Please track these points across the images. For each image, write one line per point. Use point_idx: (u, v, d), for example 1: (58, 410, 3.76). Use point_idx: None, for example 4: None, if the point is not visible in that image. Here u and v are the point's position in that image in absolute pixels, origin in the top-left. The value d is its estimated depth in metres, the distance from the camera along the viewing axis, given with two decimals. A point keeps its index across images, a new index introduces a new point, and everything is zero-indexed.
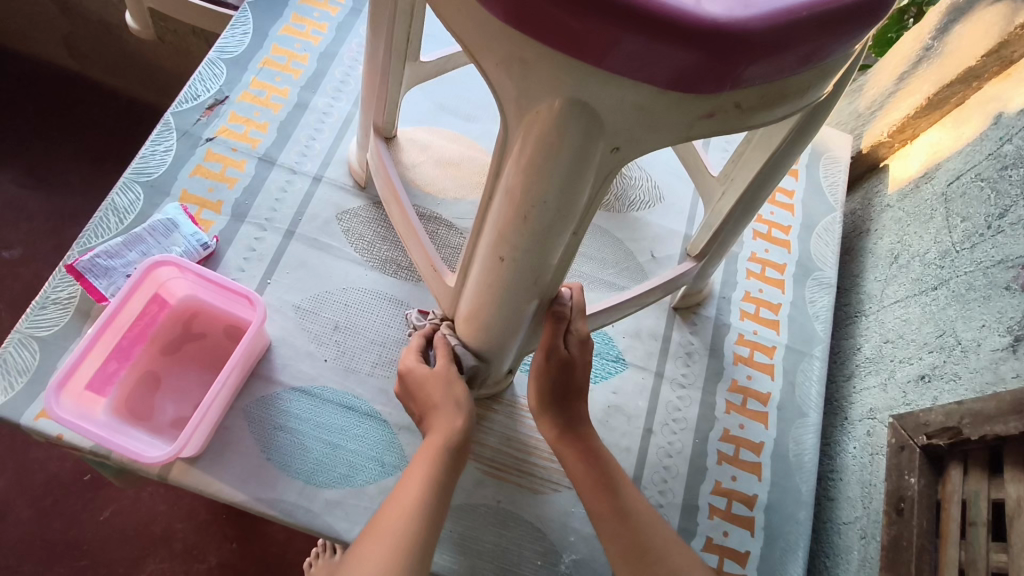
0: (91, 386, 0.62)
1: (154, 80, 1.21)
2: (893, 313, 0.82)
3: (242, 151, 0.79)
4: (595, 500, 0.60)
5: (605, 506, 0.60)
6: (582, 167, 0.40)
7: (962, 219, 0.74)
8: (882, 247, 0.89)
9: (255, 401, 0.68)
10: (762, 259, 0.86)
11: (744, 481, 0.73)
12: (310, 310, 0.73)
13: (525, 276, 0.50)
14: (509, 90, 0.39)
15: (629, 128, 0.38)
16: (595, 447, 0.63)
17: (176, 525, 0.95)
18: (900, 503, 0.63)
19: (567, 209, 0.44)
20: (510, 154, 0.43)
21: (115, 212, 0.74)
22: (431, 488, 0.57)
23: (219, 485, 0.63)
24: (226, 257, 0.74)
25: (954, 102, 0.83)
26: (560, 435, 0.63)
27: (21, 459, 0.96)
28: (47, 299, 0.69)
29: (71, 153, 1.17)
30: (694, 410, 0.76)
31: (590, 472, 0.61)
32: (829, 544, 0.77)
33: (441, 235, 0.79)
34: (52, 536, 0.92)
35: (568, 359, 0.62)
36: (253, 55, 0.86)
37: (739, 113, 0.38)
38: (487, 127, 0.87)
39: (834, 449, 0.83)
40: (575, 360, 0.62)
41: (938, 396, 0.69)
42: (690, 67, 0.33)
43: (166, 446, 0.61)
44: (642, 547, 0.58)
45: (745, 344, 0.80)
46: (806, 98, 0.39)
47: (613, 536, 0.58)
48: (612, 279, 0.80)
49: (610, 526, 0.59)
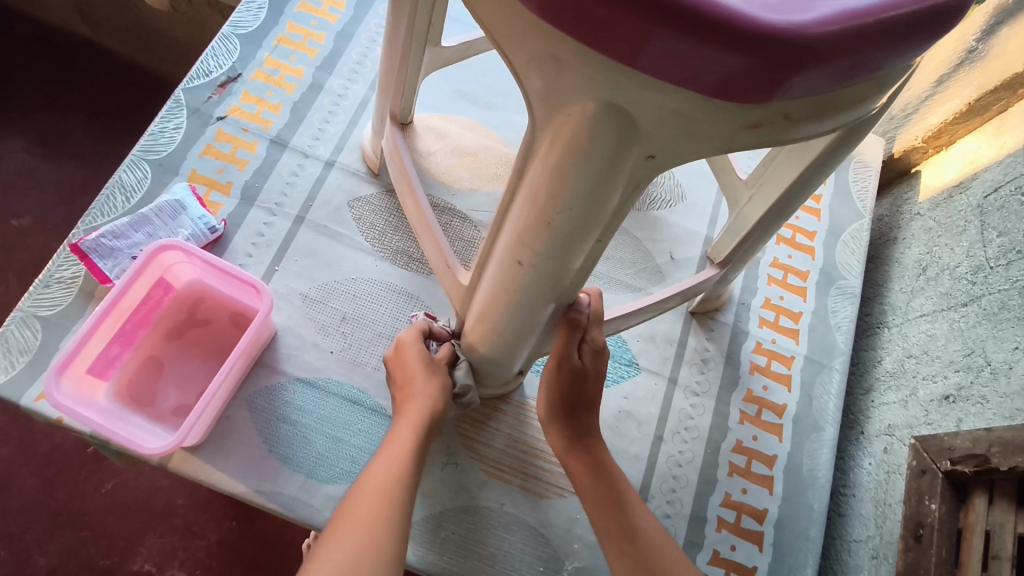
0: (93, 370, 0.61)
1: (169, 50, 1.18)
2: (918, 328, 0.79)
3: (254, 132, 0.77)
4: (602, 517, 0.58)
5: (610, 524, 0.58)
6: (612, 174, 0.38)
7: (998, 234, 0.71)
8: (910, 257, 0.86)
9: (259, 390, 0.66)
10: (785, 264, 0.83)
11: (755, 494, 0.71)
12: (318, 300, 0.71)
13: (543, 281, 0.48)
14: (538, 88, 0.36)
15: (665, 135, 0.36)
16: (603, 460, 0.62)
17: (178, 502, 0.94)
18: (919, 530, 0.62)
19: (593, 216, 0.41)
20: (534, 156, 0.40)
21: (122, 190, 0.72)
22: (392, 478, 0.55)
23: (219, 476, 0.62)
24: (233, 242, 0.72)
25: (995, 109, 0.79)
26: (567, 447, 0.62)
27: (25, 430, 0.95)
28: (50, 278, 0.67)
29: (83, 122, 1.15)
30: (707, 419, 0.74)
31: (596, 487, 0.60)
32: (838, 560, 0.75)
33: (455, 227, 0.76)
34: (54, 507, 0.91)
35: (581, 368, 0.60)
36: (268, 32, 0.83)
37: (787, 125, 0.35)
38: (506, 116, 0.84)
39: (848, 463, 0.81)
40: (589, 371, 0.61)
41: (963, 418, 0.66)
42: (739, 74, 0.30)
43: (167, 434, 0.60)
44: (648, 567, 0.56)
45: (763, 353, 0.78)
46: (857, 111, 0.37)
47: (619, 555, 0.57)
48: (628, 280, 0.78)
49: (617, 544, 0.57)
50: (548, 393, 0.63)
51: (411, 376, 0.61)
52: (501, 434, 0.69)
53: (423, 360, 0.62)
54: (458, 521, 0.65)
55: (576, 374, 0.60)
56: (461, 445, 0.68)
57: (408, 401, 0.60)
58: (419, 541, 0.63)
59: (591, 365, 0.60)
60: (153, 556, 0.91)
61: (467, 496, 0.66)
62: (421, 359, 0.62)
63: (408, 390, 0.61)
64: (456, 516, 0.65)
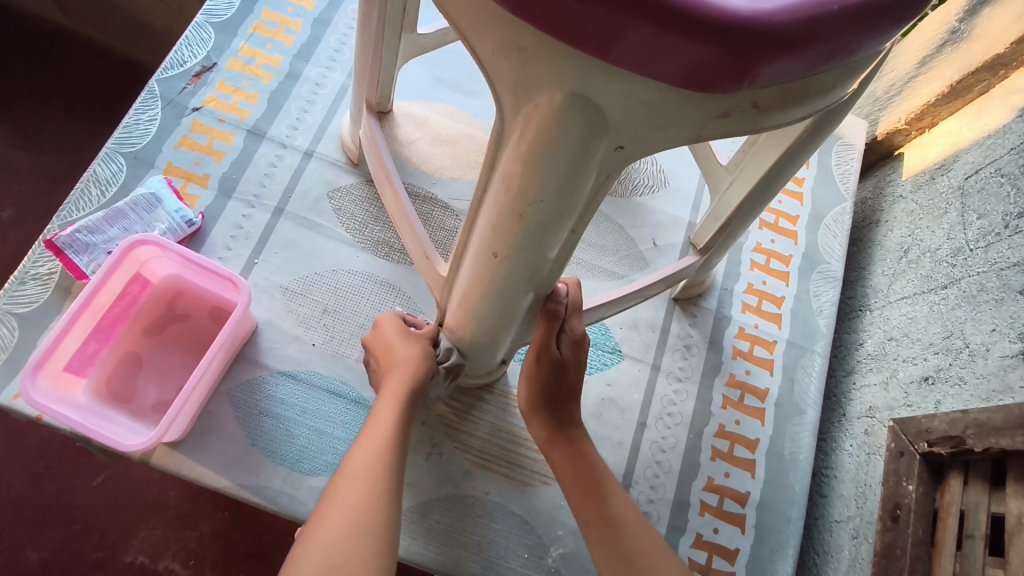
0: (71, 367, 0.60)
1: (146, 38, 1.16)
2: (899, 310, 0.80)
3: (230, 123, 0.76)
4: (583, 507, 0.59)
5: (591, 513, 0.59)
6: (583, 165, 0.37)
7: (978, 217, 0.71)
8: (892, 240, 0.87)
9: (240, 384, 0.66)
10: (767, 249, 0.83)
11: (737, 477, 0.72)
12: (298, 293, 0.70)
13: (520, 271, 0.48)
14: (506, 78, 0.35)
15: (634, 126, 0.35)
16: (585, 451, 0.62)
17: (168, 494, 0.94)
18: (896, 510, 0.63)
19: (566, 206, 0.41)
20: (505, 146, 0.40)
21: (97, 183, 0.71)
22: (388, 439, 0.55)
23: (202, 470, 0.62)
24: (212, 235, 0.71)
25: (977, 91, 0.79)
26: (551, 439, 0.62)
27: (11, 425, 0.95)
28: (26, 275, 0.66)
29: (62, 112, 1.13)
30: (690, 405, 0.74)
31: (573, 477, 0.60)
32: (819, 541, 0.76)
33: (436, 217, 0.76)
34: (45, 501, 0.91)
35: (561, 361, 0.60)
36: (243, 20, 0.81)
37: (756, 113, 0.35)
38: (487, 103, 0.83)
39: (830, 445, 0.81)
40: (570, 360, 0.61)
41: (941, 399, 0.67)
42: (706, 64, 0.30)
43: (148, 430, 0.60)
44: (628, 553, 0.56)
45: (745, 337, 0.78)
46: (828, 98, 0.37)
47: (600, 542, 0.57)
48: (611, 267, 0.78)
49: (597, 532, 0.58)
50: (530, 382, 0.63)
51: (393, 346, 0.61)
52: (485, 423, 0.70)
53: (402, 331, 0.63)
54: (443, 510, 0.65)
55: (559, 365, 0.61)
56: (445, 434, 0.68)
57: (390, 365, 0.61)
58: (403, 530, 0.63)
59: (573, 357, 0.60)
60: (145, 549, 0.91)
61: (451, 485, 0.66)
62: (399, 332, 0.62)
63: (390, 357, 0.61)
64: (440, 505, 0.65)
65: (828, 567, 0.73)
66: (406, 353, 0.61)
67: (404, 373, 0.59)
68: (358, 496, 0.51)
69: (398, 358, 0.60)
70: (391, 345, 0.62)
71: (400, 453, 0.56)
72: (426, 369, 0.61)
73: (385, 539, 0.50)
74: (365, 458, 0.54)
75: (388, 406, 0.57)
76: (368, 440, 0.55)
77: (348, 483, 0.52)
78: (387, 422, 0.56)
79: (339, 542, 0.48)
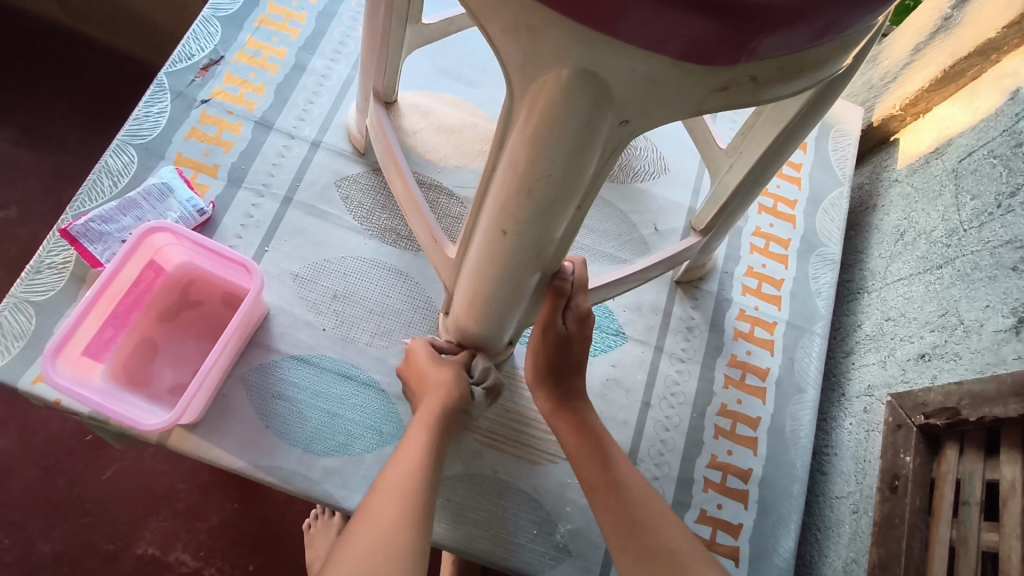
0: (88, 351, 0.62)
1: (149, 36, 1.17)
2: (896, 291, 0.81)
3: (239, 114, 0.77)
4: (587, 472, 0.61)
5: (595, 479, 0.60)
6: (590, 140, 0.39)
7: (972, 197, 0.73)
8: (888, 223, 0.88)
9: (254, 368, 0.67)
10: (766, 233, 0.85)
11: (740, 455, 0.73)
12: (309, 279, 0.72)
13: (528, 249, 0.49)
14: (515, 56, 0.37)
15: (639, 101, 0.37)
16: (589, 420, 0.64)
17: (179, 485, 0.96)
18: (895, 481, 0.64)
19: (573, 182, 0.42)
20: (514, 125, 0.41)
21: (109, 174, 0.72)
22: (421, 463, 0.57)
23: (218, 451, 0.64)
24: (222, 223, 0.73)
25: (970, 75, 0.81)
26: (555, 409, 0.64)
27: (23, 419, 0.96)
28: (42, 264, 0.68)
29: (65, 111, 1.14)
30: (692, 385, 0.76)
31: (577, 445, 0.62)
32: (820, 517, 0.78)
33: (442, 204, 0.77)
34: (57, 494, 0.93)
35: (566, 335, 0.62)
36: (249, 14, 0.83)
37: (754, 86, 0.36)
38: (490, 93, 0.85)
39: (830, 424, 0.83)
40: (575, 335, 0.63)
41: (937, 375, 0.69)
42: (707, 37, 0.32)
43: (165, 413, 0.61)
44: (631, 518, 0.58)
45: (746, 319, 0.80)
46: (823, 72, 0.38)
47: (604, 507, 0.59)
48: (614, 252, 0.79)
49: (601, 497, 0.59)
50: (536, 358, 0.65)
51: (425, 371, 0.63)
52: (494, 404, 0.71)
53: (432, 356, 0.65)
54: (453, 488, 0.67)
55: (564, 340, 0.63)
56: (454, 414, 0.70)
57: (424, 390, 0.63)
58: None
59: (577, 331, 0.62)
60: (157, 539, 0.93)
61: (461, 464, 0.68)
62: (430, 357, 0.64)
63: (423, 382, 0.63)
64: (450, 484, 0.67)
65: (830, 542, 0.74)
66: (441, 379, 0.63)
67: (438, 399, 0.62)
68: (388, 515, 0.52)
69: (431, 382, 0.62)
70: (426, 371, 0.63)
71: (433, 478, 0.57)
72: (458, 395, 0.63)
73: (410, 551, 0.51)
74: (398, 477, 0.55)
75: (421, 430, 0.60)
76: (398, 460, 0.57)
77: (380, 502, 0.53)
78: (419, 445, 0.58)
79: (367, 558, 0.49)
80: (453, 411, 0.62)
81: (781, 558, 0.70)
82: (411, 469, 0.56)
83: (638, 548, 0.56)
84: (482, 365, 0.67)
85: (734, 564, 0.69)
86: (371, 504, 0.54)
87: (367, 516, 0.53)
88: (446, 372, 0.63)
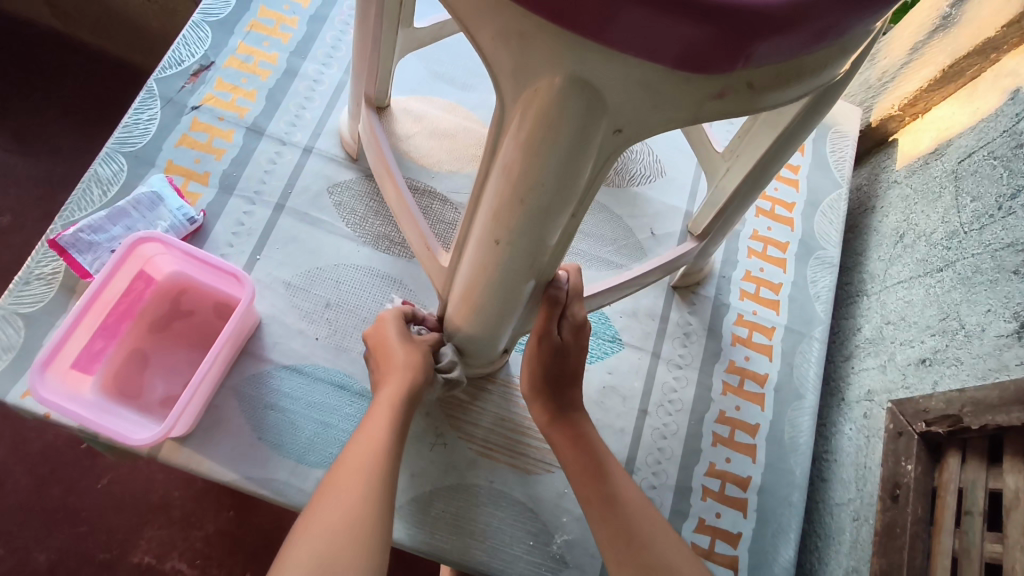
0: (78, 364, 0.61)
1: (141, 40, 1.16)
2: (896, 294, 0.80)
3: (230, 121, 0.77)
4: (583, 486, 0.60)
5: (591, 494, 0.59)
6: (582, 149, 0.38)
7: (972, 199, 0.72)
8: (887, 225, 0.87)
9: (246, 378, 0.67)
10: (764, 236, 0.84)
11: (739, 462, 0.73)
12: (301, 288, 0.71)
13: (522, 258, 0.49)
14: (505, 64, 0.36)
15: (632, 109, 0.36)
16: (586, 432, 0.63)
17: (174, 493, 0.95)
18: (896, 490, 0.63)
19: (566, 191, 0.42)
20: (506, 133, 0.40)
21: (98, 183, 0.71)
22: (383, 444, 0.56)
23: (209, 464, 0.63)
24: (213, 232, 0.72)
25: (969, 75, 0.80)
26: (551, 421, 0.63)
27: (16, 429, 0.95)
28: (30, 275, 0.67)
29: (58, 117, 1.14)
30: (690, 391, 0.75)
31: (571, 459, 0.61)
32: (820, 524, 0.77)
33: (436, 210, 0.76)
34: (51, 503, 0.92)
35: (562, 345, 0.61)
36: (239, 18, 0.82)
37: (751, 93, 0.35)
38: (484, 96, 0.84)
39: (830, 429, 0.82)
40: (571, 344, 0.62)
41: (938, 380, 0.68)
42: (701, 44, 0.31)
43: (155, 425, 0.61)
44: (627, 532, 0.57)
45: (744, 324, 0.79)
46: (820, 78, 0.37)
47: (601, 521, 0.58)
48: (610, 257, 0.78)
49: (598, 511, 0.58)
50: (531, 368, 0.64)
51: (393, 349, 0.62)
52: (489, 413, 0.70)
53: (402, 336, 0.63)
54: (448, 499, 0.66)
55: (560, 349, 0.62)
56: (448, 423, 0.69)
57: (388, 370, 0.61)
58: (409, 520, 0.64)
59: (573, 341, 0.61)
60: (152, 548, 0.92)
61: (456, 475, 0.67)
62: (400, 334, 0.63)
63: (388, 361, 0.61)
64: (445, 494, 0.66)
65: (831, 550, 0.74)
66: (406, 356, 0.61)
67: (402, 380, 0.60)
68: (351, 497, 0.52)
69: (397, 363, 0.60)
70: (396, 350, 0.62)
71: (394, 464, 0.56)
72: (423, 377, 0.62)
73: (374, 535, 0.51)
74: (357, 464, 0.54)
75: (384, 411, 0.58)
76: (361, 442, 0.56)
77: (343, 484, 0.53)
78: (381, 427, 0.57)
79: (332, 540, 0.49)
80: (416, 392, 0.61)
81: (781, 567, 0.69)
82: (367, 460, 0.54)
83: (634, 563, 0.56)
84: (451, 355, 0.65)
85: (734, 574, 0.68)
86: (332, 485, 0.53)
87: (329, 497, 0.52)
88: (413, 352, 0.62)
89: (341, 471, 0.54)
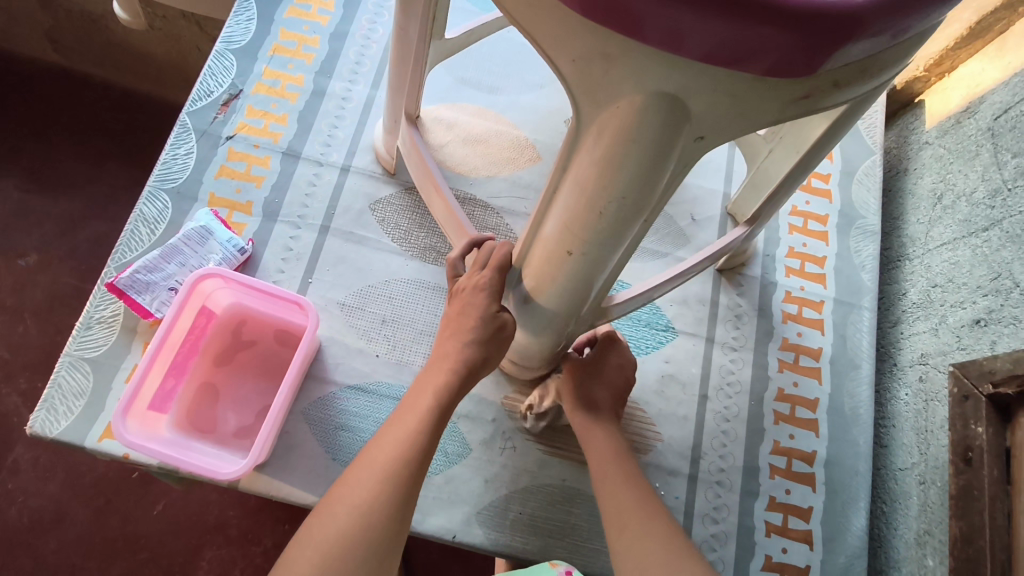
0: (153, 405, 0.62)
1: (147, 68, 1.16)
2: (940, 256, 0.80)
3: (265, 147, 0.77)
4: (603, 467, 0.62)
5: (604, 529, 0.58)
6: (663, 160, 0.38)
7: (1013, 155, 0.71)
8: (924, 186, 0.87)
9: (313, 402, 0.67)
10: (804, 211, 0.84)
11: (803, 438, 0.73)
12: (356, 307, 0.72)
13: (593, 268, 0.49)
14: (585, 85, 0.37)
15: (716, 116, 0.36)
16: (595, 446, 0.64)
17: (230, 513, 0.96)
18: (968, 453, 0.65)
19: (643, 201, 0.42)
20: (580, 149, 0.41)
21: (146, 222, 0.72)
22: (426, 419, 0.57)
23: (289, 489, 0.64)
24: (263, 260, 0.72)
25: (997, 29, 0.80)
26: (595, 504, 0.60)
27: (68, 464, 0.96)
28: (91, 320, 0.68)
29: (73, 150, 1.13)
30: (747, 372, 0.76)
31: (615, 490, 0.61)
32: (885, 489, 0.78)
33: (478, 216, 0.77)
34: (111, 533, 0.93)
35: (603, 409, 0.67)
36: (262, 43, 0.82)
37: (833, 91, 0.36)
38: (511, 98, 0.84)
39: (886, 395, 0.82)
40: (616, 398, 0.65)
41: (996, 341, 0.68)
42: (788, 51, 0.31)
43: (234, 457, 0.62)
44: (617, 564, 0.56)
45: (793, 301, 0.79)
46: (890, 71, 0.37)
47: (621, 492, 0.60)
48: (655, 246, 0.79)
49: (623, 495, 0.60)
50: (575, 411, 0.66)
51: (443, 344, 0.61)
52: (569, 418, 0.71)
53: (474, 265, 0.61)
54: (524, 501, 0.67)
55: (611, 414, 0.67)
56: (516, 428, 0.70)
57: (437, 361, 0.60)
58: (489, 525, 0.65)
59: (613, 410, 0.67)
60: (214, 568, 0.93)
61: (529, 476, 0.68)
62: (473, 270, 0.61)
63: (439, 355, 0.61)
64: (521, 497, 0.67)
65: (898, 515, 0.74)
66: (470, 342, 0.59)
67: (449, 373, 0.59)
68: (385, 460, 0.54)
69: (449, 356, 0.60)
70: (465, 311, 0.60)
71: (432, 440, 0.56)
72: (473, 372, 0.60)
73: (400, 488, 0.53)
74: (396, 437, 0.55)
75: (425, 395, 0.58)
76: (402, 417, 0.57)
77: (379, 451, 0.55)
78: (426, 405, 0.57)
79: (367, 502, 0.52)
80: (465, 385, 0.60)
81: (854, 536, 0.70)
82: (400, 453, 0.54)
83: (638, 530, 0.57)
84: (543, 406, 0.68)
85: (809, 548, 0.69)
86: (370, 451, 0.55)
87: (367, 460, 0.54)
88: (483, 321, 0.59)
89: (380, 441, 0.56)
